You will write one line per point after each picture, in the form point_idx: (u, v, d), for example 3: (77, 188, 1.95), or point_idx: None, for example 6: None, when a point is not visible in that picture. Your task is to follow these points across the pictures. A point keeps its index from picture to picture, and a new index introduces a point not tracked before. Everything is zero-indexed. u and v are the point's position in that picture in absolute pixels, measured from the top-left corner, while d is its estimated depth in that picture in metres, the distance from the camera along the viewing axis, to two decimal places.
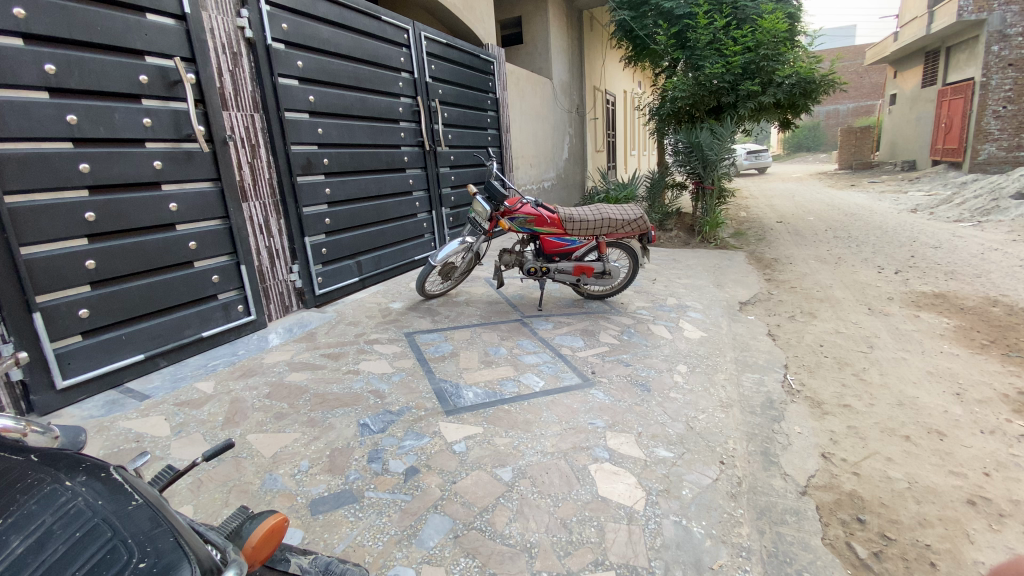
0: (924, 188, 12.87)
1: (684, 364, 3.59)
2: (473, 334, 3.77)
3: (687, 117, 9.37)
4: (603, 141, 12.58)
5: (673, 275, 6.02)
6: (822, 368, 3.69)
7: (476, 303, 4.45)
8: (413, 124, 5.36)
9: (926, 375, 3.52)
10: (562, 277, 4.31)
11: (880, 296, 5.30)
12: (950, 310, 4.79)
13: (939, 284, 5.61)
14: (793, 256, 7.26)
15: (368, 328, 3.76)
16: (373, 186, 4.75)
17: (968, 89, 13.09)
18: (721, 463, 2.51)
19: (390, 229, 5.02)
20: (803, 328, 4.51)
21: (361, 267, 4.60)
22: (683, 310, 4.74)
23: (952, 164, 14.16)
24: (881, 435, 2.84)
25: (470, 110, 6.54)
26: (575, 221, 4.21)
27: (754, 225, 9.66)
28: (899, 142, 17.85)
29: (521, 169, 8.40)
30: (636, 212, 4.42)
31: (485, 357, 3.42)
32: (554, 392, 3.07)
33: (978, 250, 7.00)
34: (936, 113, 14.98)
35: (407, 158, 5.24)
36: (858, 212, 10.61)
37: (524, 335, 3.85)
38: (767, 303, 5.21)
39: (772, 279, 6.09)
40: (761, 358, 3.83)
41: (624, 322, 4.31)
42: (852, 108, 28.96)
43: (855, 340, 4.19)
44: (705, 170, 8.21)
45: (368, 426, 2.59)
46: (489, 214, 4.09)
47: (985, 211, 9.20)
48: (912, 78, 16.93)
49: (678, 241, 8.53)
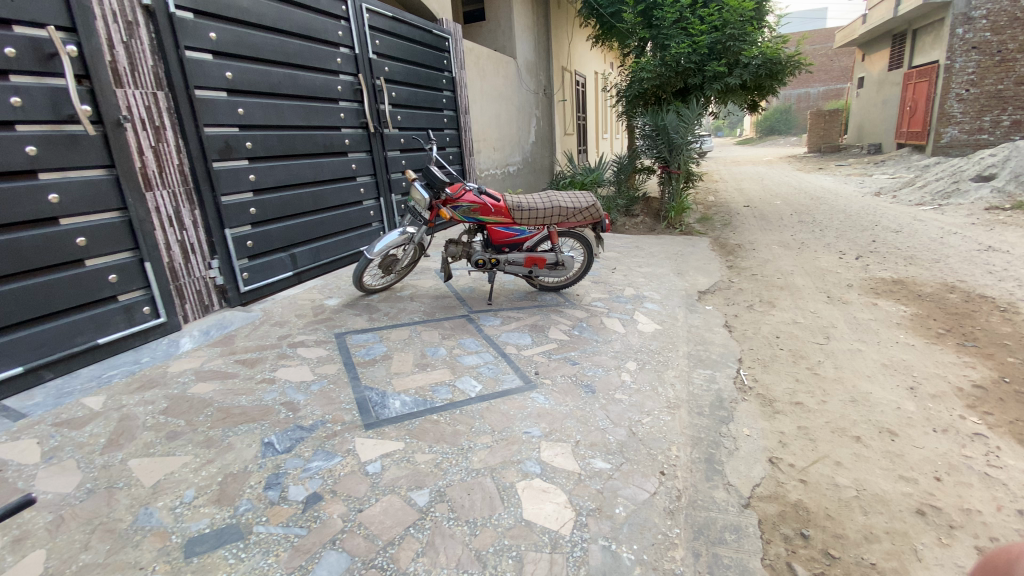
0: (888, 172, 12.98)
1: (634, 361, 3.39)
2: (412, 333, 3.50)
3: (654, 99, 9.13)
4: (573, 123, 12.26)
5: (633, 264, 5.83)
6: (777, 362, 3.54)
7: (421, 297, 4.15)
8: (355, 104, 4.97)
9: (881, 368, 3.40)
10: (513, 269, 4.05)
11: (839, 283, 5.20)
12: (907, 297, 4.72)
13: (898, 270, 5.55)
14: (757, 242, 7.16)
15: (294, 328, 3.45)
16: (308, 171, 4.39)
17: (932, 72, 13.18)
18: (661, 474, 2.32)
19: (331, 218, 4.67)
20: (761, 318, 4.37)
21: (295, 260, 4.27)
22: (640, 302, 4.55)
23: (916, 147, 14.31)
24: (832, 436, 2.69)
25: (423, 89, 6.15)
26: (524, 209, 3.90)
27: (721, 210, 9.54)
28: (865, 125, 17.99)
29: (483, 153, 8.06)
30: (589, 199, 4.16)
31: (420, 359, 3.15)
32: (491, 397, 2.80)
33: (938, 235, 7.01)
34: (902, 96, 15.08)
35: (348, 141, 4.86)
36: (824, 196, 10.60)
37: (467, 332, 3.58)
38: (726, 292, 5.06)
39: (734, 267, 5.95)
40: (715, 352, 3.66)
41: (577, 316, 4.09)
42: (822, 92, 29.23)
43: (812, 330, 4.07)
44: (671, 154, 8.01)
45: (273, 445, 2.32)
46: (429, 203, 3.78)
47: (945, 194, 9.27)
48: (879, 62, 17.03)
49: (644, 227, 8.36)
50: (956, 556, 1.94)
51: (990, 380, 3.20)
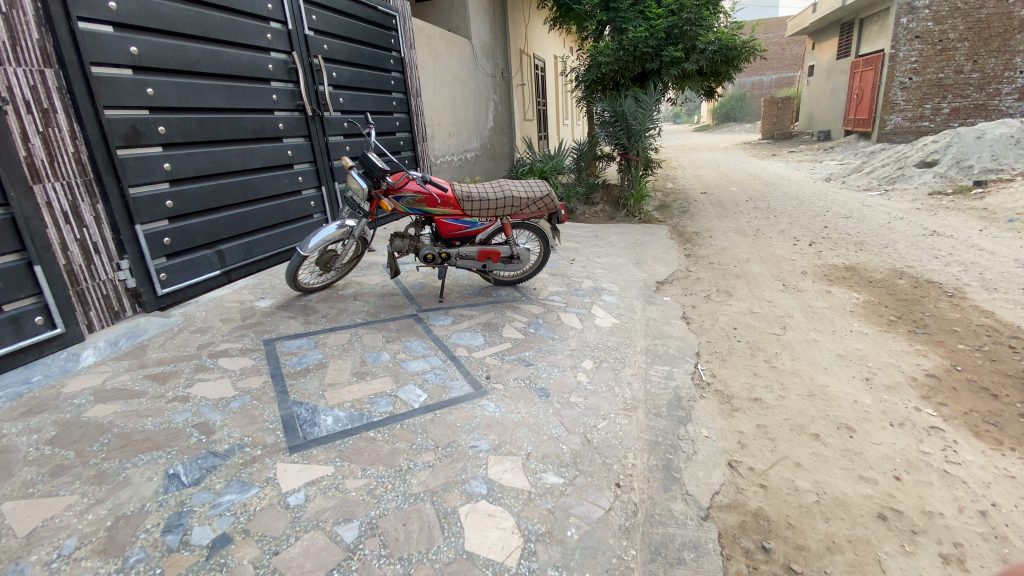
0: (837, 158, 13.35)
1: (590, 359, 3.21)
2: (352, 337, 3.21)
3: (612, 84, 8.98)
4: (532, 109, 11.98)
5: (591, 254, 5.67)
6: (734, 355, 3.45)
7: (365, 296, 3.85)
8: (289, 84, 4.56)
9: (837, 359, 3.35)
10: (465, 264, 3.80)
11: (794, 270, 5.20)
12: (859, 284, 4.75)
13: (850, 256, 5.61)
14: (714, 229, 7.15)
15: (217, 335, 3.12)
16: (236, 159, 4.00)
17: (878, 61, 13.56)
18: (617, 486, 2.15)
19: (264, 210, 4.28)
20: (718, 309, 4.28)
21: (222, 257, 3.89)
22: (598, 294, 4.39)
23: (862, 134, 14.78)
24: (791, 435, 2.59)
25: (367, 70, 5.75)
26: (475, 199, 3.62)
27: (679, 197, 9.53)
28: (815, 112, 18.49)
29: (437, 139, 7.70)
30: (545, 188, 3.91)
31: (359, 366, 2.87)
32: (436, 408, 2.56)
33: (885, 220, 7.18)
34: (849, 84, 15.52)
35: (282, 126, 4.46)
36: (777, 183, 10.77)
37: (414, 333, 3.32)
38: (683, 282, 4.97)
39: (691, 255, 5.88)
40: (673, 346, 3.53)
41: (533, 311, 3.89)
42: (774, 80, 29.98)
43: (769, 320, 4.01)
44: (629, 141, 7.88)
45: (178, 477, 2.02)
46: (368, 193, 3.45)
47: (891, 180, 9.55)
48: (828, 50, 17.44)
49: (603, 215, 8.24)
50: (920, 565, 1.86)
51: (942, 368, 3.21)
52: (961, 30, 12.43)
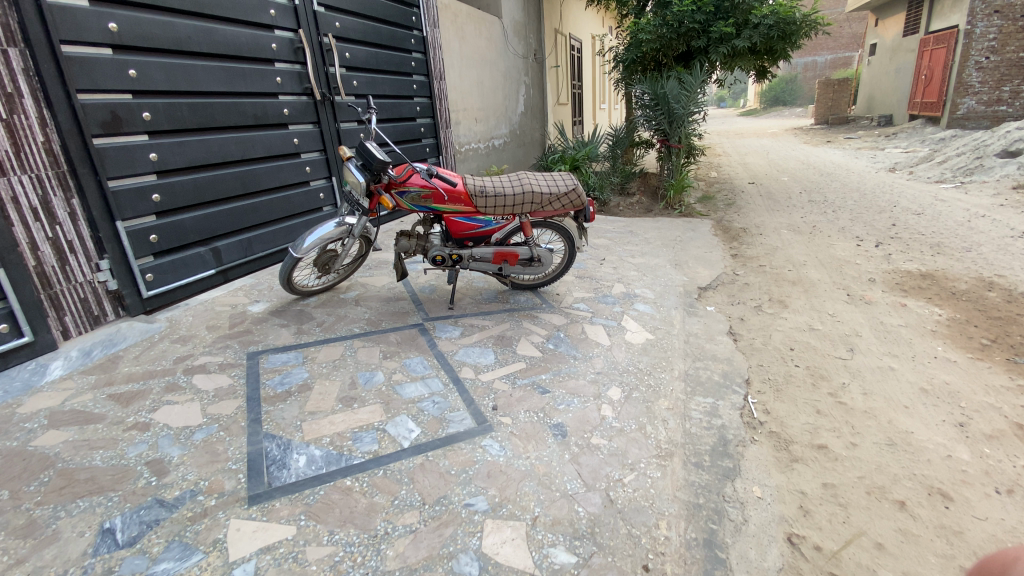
0: (901, 145, 12.15)
1: (618, 387, 2.74)
2: (346, 351, 2.83)
3: (653, 64, 8.29)
4: (567, 92, 11.34)
5: (624, 253, 5.14)
6: (792, 385, 2.90)
7: (368, 301, 3.47)
8: (296, 65, 4.19)
9: (921, 396, 2.76)
10: (479, 267, 3.39)
11: (859, 278, 4.53)
12: (939, 296, 4.05)
13: (925, 261, 4.87)
14: (764, 225, 6.47)
15: (198, 347, 2.82)
16: (233, 148, 3.68)
17: (950, 39, 12.22)
18: (644, 571, 1.70)
19: (265, 203, 3.97)
20: (771, 323, 3.72)
21: (218, 255, 3.61)
22: (630, 303, 3.88)
23: (930, 119, 13.41)
24: (868, 502, 2.07)
25: (385, 50, 5.33)
26: (490, 194, 3.16)
27: (724, 188, 8.79)
28: (876, 95, 16.99)
29: (462, 124, 7.25)
30: (571, 182, 3.41)
31: (347, 390, 2.49)
32: (429, 448, 2.16)
33: (964, 218, 6.30)
34: (917, 64, 14.10)
35: (287, 111, 4.12)
36: (834, 172, 9.82)
37: (416, 348, 2.92)
38: (729, 289, 4.39)
39: (738, 256, 5.27)
40: (717, 371, 3.02)
41: (554, 323, 3.43)
42: (830, 60, 28.01)
43: (832, 340, 3.42)
44: (671, 126, 7.24)
45: (112, 534, 1.70)
46: (367, 187, 3.02)
47: (967, 171, 8.52)
48: (893, 27, 15.94)
49: (639, 208, 7.64)
50: None
51: None
52: None
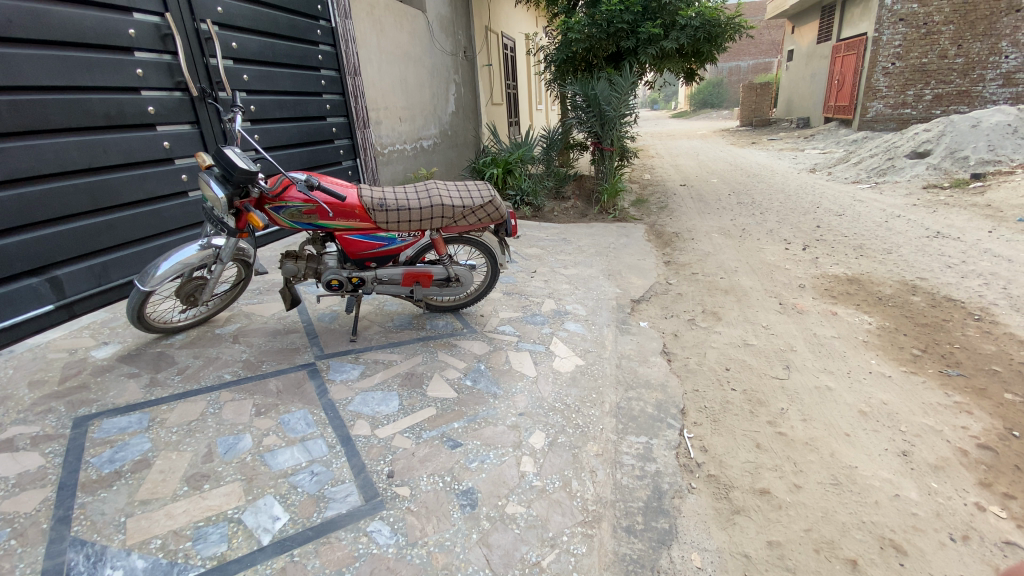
0: (818, 147, 12.74)
1: (542, 431, 2.35)
2: (208, 408, 2.30)
3: (584, 65, 8.10)
4: (500, 92, 10.96)
5: (556, 264, 4.82)
6: (730, 415, 2.64)
7: (250, 337, 2.91)
8: (163, 55, 3.54)
9: (861, 421, 2.59)
10: (387, 290, 2.94)
11: (790, 284, 4.44)
12: (867, 303, 4.00)
13: (851, 265, 4.88)
14: (695, 229, 6.38)
15: (9, 413, 2.19)
16: (77, 154, 3.01)
17: (861, 45, 12.90)
18: None
19: (126, 219, 3.30)
20: (706, 338, 3.49)
21: (58, 286, 2.94)
22: (559, 322, 3.53)
23: (843, 122, 14.16)
24: (819, 564, 1.81)
25: (283, 41, 4.72)
26: (391, 208, 2.70)
27: (656, 191, 8.75)
28: (794, 98, 17.85)
29: (383, 124, 6.69)
30: (489, 193, 2.99)
31: (198, 466, 1.98)
32: (295, 544, 1.69)
33: (882, 218, 6.50)
34: (830, 70, 14.88)
35: (153, 109, 3.46)
36: (760, 173, 10.05)
37: (300, 399, 2.42)
38: (663, 300, 4.16)
39: (671, 264, 5.08)
40: (651, 401, 2.71)
41: (473, 352, 3.01)
42: (751, 65, 29.49)
43: (768, 355, 3.23)
44: (603, 128, 7.05)
45: None
46: (229, 204, 2.43)
47: (881, 171, 8.93)
48: (808, 34, 16.76)
49: (574, 212, 7.40)
50: None
51: (995, 435, 2.47)
52: (946, 13, 11.74)
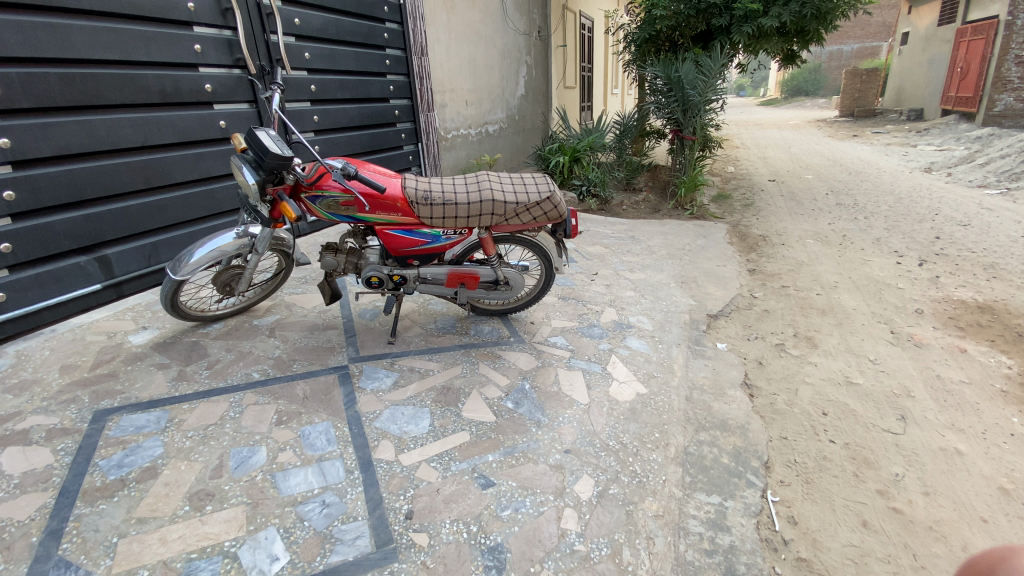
0: (934, 143, 11.15)
1: (590, 476, 1.99)
2: (228, 412, 2.15)
3: (668, 45, 7.43)
4: (574, 75, 10.41)
5: (621, 266, 4.36)
6: (826, 477, 2.15)
7: (286, 332, 2.75)
8: (224, 31, 3.44)
9: (1004, 504, 2.01)
10: (430, 290, 2.67)
11: (903, 308, 3.73)
12: (1005, 340, 3.25)
13: (981, 288, 4.05)
14: (786, 232, 5.65)
15: (34, 400, 2.14)
16: (130, 132, 2.97)
17: (994, 27, 11.08)
18: None
19: (179, 200, 3.26)
20: (797, 369, 2.95)
21: (107, 265, 2.93)
22: (620, 337, 3.12)
23: (965, 114, 12.32)
24: None
25: (348, 17, 4.55)
26: (436, 201, 2.41)
27: (740, 186, 7.93)
28: (906, 86, 15.83)
29: (449, 108, 6.44)
30: (548, 187, 2.62)
31: (205, 482, 1.81)
32: None
33: (1019, 232, 5.44)
34: (952, 55, 12.97)
35: (210, 87, 3.38)
36: (863, 171, 8.87)
37: (326, 408, 2.20)
38: (745, 317, 3.61)
39: (756, 273, 4.47)
40: (726, 448, 2.25)
41: (519, 367, 2.67)
42: (855, 49, 26.61)
43: (877, 399, 2.66)
44: (685, 115, 6.40)
45: None
46: (261, 191, 2.20)
47: (1015, 175, 7.58)
48: (928, 14, 14.75)
49: (645, 207, 6.83)
50: None
51: None
52: None
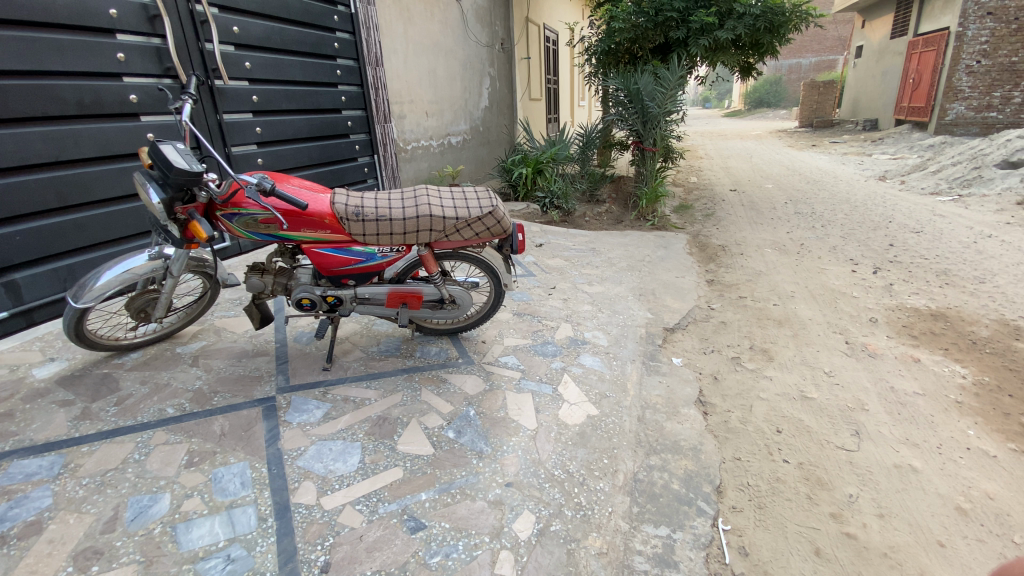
0: (888, 151, 11.53)
1: (532, 512, 1.85)
2: (133, 454, 1.95)
3: (628, 57, 7.48)
4: (539, 86, 10.42)
5: (580, 279, 4.27)
6: (779, 501, 2.06)
7: (211, 360, 2.54)
8: (152, 39, 3.24)
9: (959, 524, 1.95)
10: (369, 310, 2.51)
11: (858, 317, 3.73)
12: (958, 348, 3.26)
13: (934, 296, 4.09)
14: (746, 242, 5.67)
15: None
16: (43, 146, 2.75)
17: (940, 41, 11.58)
18: None
19: (100, 217, 3.04)
20: (753, 384, 2.88)
21: (15, 290, 2.70)
22: (574, 355, 3.00)
23: (916, 124, 12.81)
24: None
25: (294, 27, 4.39)
26: (369, 217, 2.26)
27: (703, 196, 8.00)
28: (861, 98, 16.41)
29: (408, 119, 6.30)
30: (490, 202, 2.49)
31: (93, 538, 1.61)
32: None
33: (969, 238, 5.59)
34: (904, 67, 13.49)
35: (137, 98, 3.17)
36: (821, 180, 9.07)
37: (245, 446, 2.01)
38: (703, 330, 3.55)
39: (715, 284, 4.43)
40: (678, 473, 2.15)
41: (465, 391, 2.51)
42: (813, 62, 27.62)
43: (832, 415, 2.60)
44: (645, 127, 6.41)
45: None
46: (168, 208, 2.02)
47: (965, 182, 7.84)
48: (880, 28, 15.35)
49: (608, 218, 6.80)
50: None
51: None
52: None
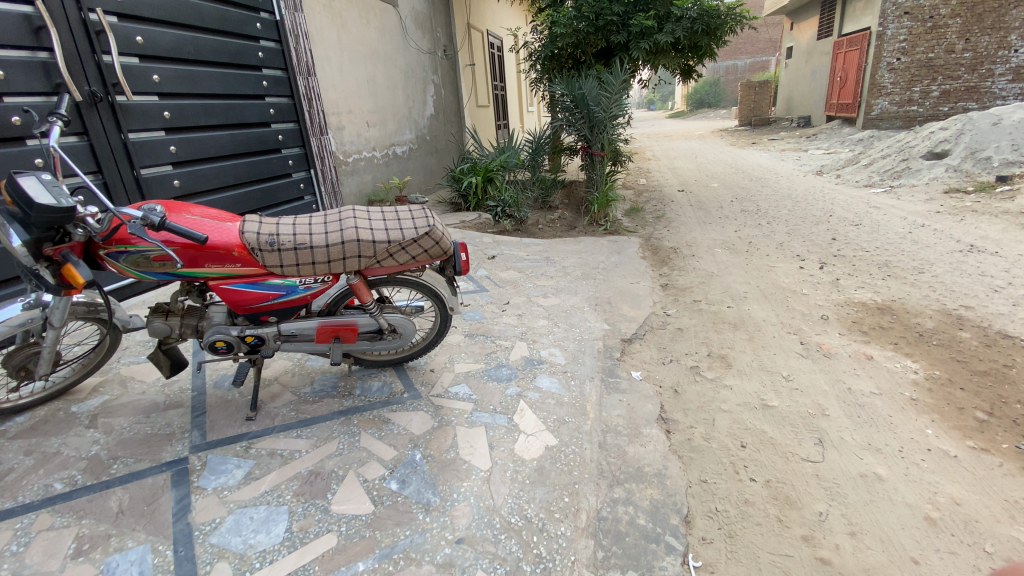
0: (823, 147, 12.04)
1: (486, 571, 1.65)
2: (6, 547, 1.62)
3: (571, 62, 7.44)
4: (485, 92, 10.27)
5: (534, 292, 4.11)
6: (750, 527, 1.95)
7: (114, 418, 2.20)
8: (37, 52, 2.88)
9: (930, 536, 1.88)
10: (298, 348, 2.24)
11: (810, 315, 3.74)
12: (907, 342, 3.29)
13: (878, 289, 4.17)
14: (696, 243, 5.69)
15: None
16: None
17: (863, 41, 12.22)
18: None
19: None
20: (714, 395, 2.79)
21: None
22: (530, 378, 2.82)
23: (846, 120, 13.48)
24: None
25: (211, 35, 4.04)
26: (286, 246, 2.01)
27: (653, 198, 8.05)
28: (794, 96, 17.18)
29: (347, 130, 5.98)
30: (426, 221, 2.28)
31: None
32: None
33: (905, 228, 5.80)
34: (832, 66, 14.20)
35: (20, 120, 2.81)
36: (763, 177, 9.33)
37: (148, 524, 1.72)
38: (660, 339, 3.45)
39: (669, 288, 4.37)
40: (643, 506, 2.00)
41: (410, 432, 2.28)
42: (748, 63, 28.82)
43: (795, 423, 2.53)
44: (592, 131, 6.36)
45: None
46: (33, 251, 1.72)
47: (895, 173, 8.23)
48: (807, 30, 16.13)
49: (561, 224, 6.70)
50: None
51: None
52: (952, 5, 11.05)
